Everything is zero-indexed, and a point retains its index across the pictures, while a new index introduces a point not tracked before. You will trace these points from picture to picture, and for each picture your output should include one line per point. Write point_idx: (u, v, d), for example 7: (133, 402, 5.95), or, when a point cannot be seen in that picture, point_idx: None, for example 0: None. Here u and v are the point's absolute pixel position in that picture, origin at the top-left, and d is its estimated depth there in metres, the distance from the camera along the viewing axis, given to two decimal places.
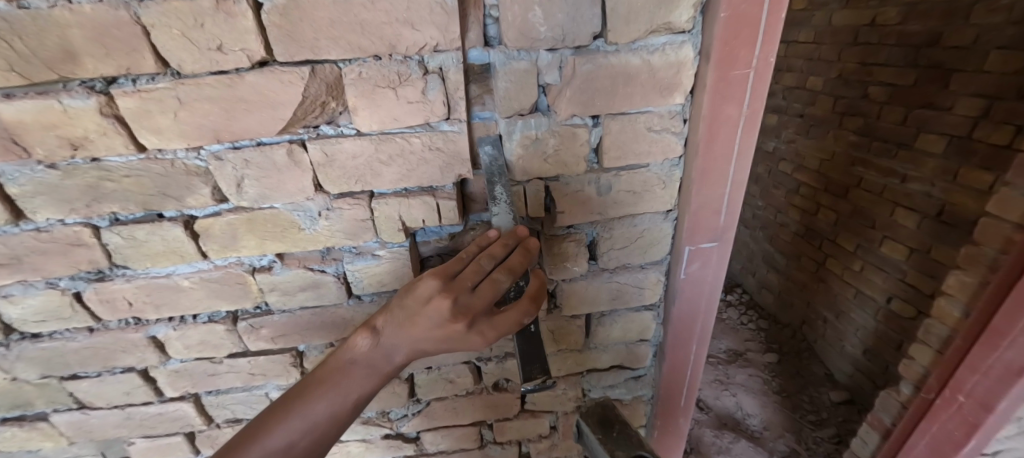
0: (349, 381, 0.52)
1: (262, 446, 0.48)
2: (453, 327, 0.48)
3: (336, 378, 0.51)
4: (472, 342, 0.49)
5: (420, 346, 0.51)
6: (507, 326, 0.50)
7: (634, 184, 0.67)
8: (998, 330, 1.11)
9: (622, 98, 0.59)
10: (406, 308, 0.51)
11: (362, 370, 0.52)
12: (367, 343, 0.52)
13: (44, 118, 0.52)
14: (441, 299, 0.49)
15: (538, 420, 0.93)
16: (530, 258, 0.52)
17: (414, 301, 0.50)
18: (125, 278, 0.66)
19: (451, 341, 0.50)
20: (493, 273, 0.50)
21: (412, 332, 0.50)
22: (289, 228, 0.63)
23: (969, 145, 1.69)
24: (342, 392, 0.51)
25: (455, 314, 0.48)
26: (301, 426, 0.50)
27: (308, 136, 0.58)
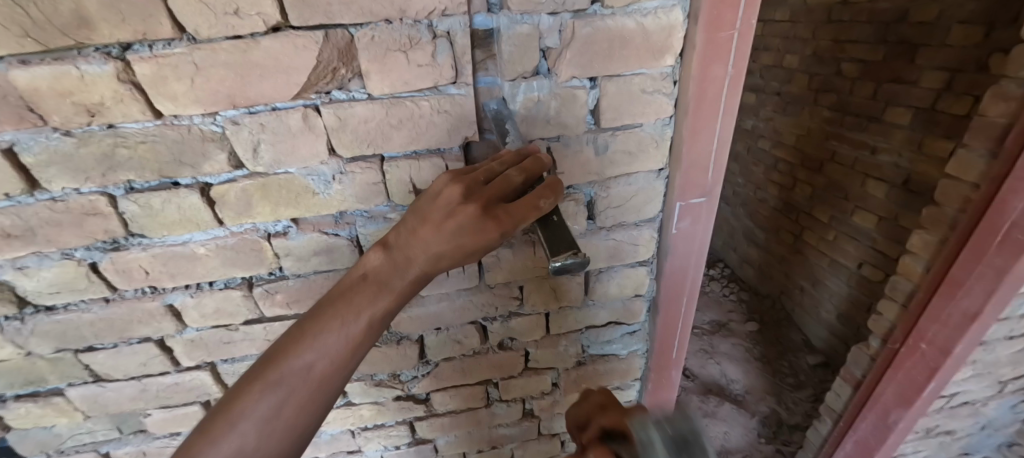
0: (362, 299, 0.51)
1: (279, 367, 0.48)
2: (467, 211, 0.49)
3: (350, 295, 0.51)
4: (486, 227, 0.48)
5: (434, 247, 0.51)
6: (522, 212, 0.49)
7: (629, 143, 0.71)
8: (955, 280, 1.22)
9: (618, 60, 0.63)
10: (420, 213, 0.53)
11: (376, 285, 0.52)
12: (379, 258, 0.53)
13: (60, 85, 0.53)
14: (454, 189, 0.51)
15: (540, 377, 0.99)
16: (541, 163, 0.54)
17: (429, 204, 0.53)
18: (141, 247, 0.67)
19: (465, 231, 0.49)
20: (506, 172, 0.52)
21: (426, 231, 0.51)
22: (303, 194, 0.66)
23: (933, 116, 1.79)
24: (355, 312, 0.50)
25: (468, 200, 0.50)
26: (317, 346, 0.49)
27: (320, 102, 0.60)
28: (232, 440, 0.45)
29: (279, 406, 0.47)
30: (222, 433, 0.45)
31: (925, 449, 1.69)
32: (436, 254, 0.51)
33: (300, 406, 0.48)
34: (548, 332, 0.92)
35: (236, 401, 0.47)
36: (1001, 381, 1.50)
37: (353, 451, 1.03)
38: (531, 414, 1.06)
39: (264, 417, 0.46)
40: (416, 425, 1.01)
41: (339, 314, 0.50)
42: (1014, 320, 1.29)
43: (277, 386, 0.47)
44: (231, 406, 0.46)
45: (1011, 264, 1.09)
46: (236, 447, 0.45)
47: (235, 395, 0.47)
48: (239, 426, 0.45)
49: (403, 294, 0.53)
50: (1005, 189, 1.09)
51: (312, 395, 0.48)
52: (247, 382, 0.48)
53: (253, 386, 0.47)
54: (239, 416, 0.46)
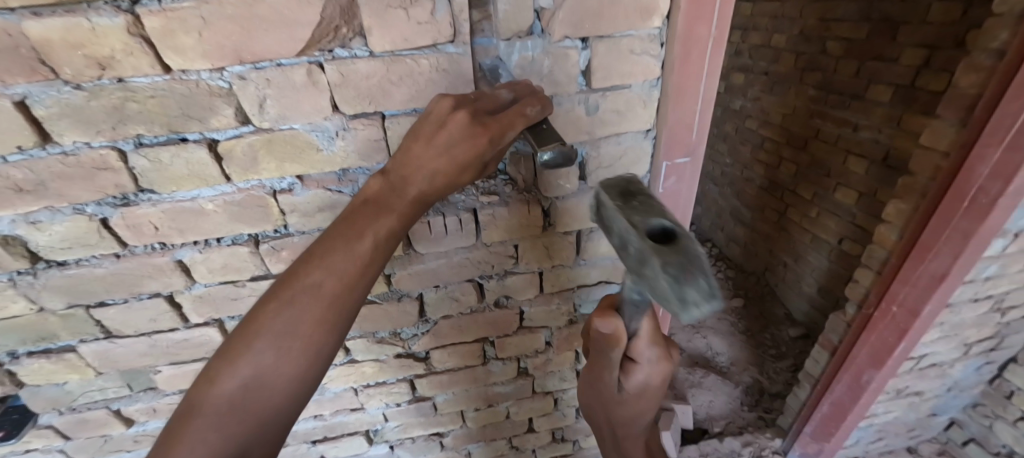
0: (366, 222, 0.54)
1: (293, 286, 0.52)
2: (460, 121, 0.53)
3: (353, 219, 0.55)
4: (477, 133, 0.53)
5: (430, 163, 0.55)
6: (510, 121, 0.54)
7: (619, 103, 0.75)
8: (924, 244, 1.29)
9: (608, 21, 0.66)
10: (412, 132, 0.57)
11: (378, 207, 0.55)
12: (379, 183, 0.57)
13: (72, 37, 0.55)
14: (444, 105, 0.56)
15: (534, 335, 1.04)
16: (523, 90, 0.61)
17: (421, 123, 0.57)
18: (150, 203, 0.70)
19: (457, 140, 0.53)
20: (493, 95, 0.58)
21: (421, 147, 0.56)
22: (308, 150, 0.69)
23: (912, 93, 1.85)
24: (360, 233, 0.54)
25: (458, 112, 0.54)
26: (324, 267, 0.52)
27: (323, 59, 0.62)
28: (255, 354, 0.50)
29: (294, 325, 0.51)
30: (246, 347, 0.51)
31: (895, 409, 1.79)
32: (433, 172, 0.55)
33: (314, 324, 0.52)
34: (541, 290, 0.96)
35: (258, 321, 0.52)
36: (967, 343, 1.59)
37: (356, 409, 1.07)
38: (525, 372, 1.11)
39: (281, 334, 0.51)
40: (416, 383, 1.06)
41: (343, 236, 0.54)
42: (979, 283, 1.37)
43: (291, 304, 0.51)
44: (251, 325, 0.52)
45: (976, 226, 1.17)
46: (259, 360, 0.50)
47: (253, 315, 0.52)
48: (259, 342, 0.51)
49: (406, 215, 0.56)
50: (971, 156, 1.16)
51: (323, 312, 0.52)
52: (263, 304, 0.53)
53: (269, 307, 0.52)
54: (258, 334, 0.51)
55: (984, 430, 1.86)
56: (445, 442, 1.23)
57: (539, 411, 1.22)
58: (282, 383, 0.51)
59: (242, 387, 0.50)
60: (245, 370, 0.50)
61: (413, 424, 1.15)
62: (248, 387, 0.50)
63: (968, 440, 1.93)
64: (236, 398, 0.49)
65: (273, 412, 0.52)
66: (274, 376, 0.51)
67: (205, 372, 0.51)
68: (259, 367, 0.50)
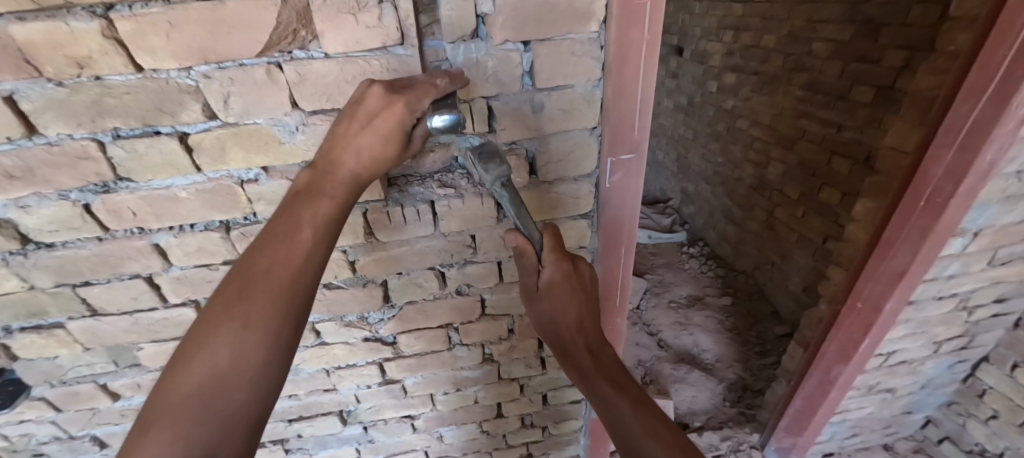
0: (302, 209, 0.60)
1: (241, 279, 0.57)
2: (381, 102, 0.61)
3: (289, 209, 0.61)
4: (397, 109, 0.60)
5: (360, 139, 0.62)
6: (423, 97, 0.63)
7: (563, 102, 0.80)
8: (886, 242, 1.33)
9: (547, 25, 0.71)
10: (337, 123, 0.63)
11: (311, 193, 0.61)
12: (309, 175, 0.63)
13: (51, 39, 0.61)
14: (376, 86, 0.62)
15: (497, 323, 1.09)
16: (437, 73, 0.69)
17: (345, 113, 0.63)
18: (129, 190, 0.76)
19: (381, 120, 0.60)
20: (409, 81, 0.66)
21: (352, 117, 0.62)
22: (271, 142, 0.75)
23: (892, 94, 1.87)
24: (298, 221, 0.60)
25: (388, 94, 0.62)
26: (269, 256, 0.58)
27: (282, 60, 0.68)
28: (213, 350, 0.54)
29: (249, 316, 0.55)
30: (204, 344, 0.54)
31: (868, 406, 1.83)
32: (360, 153, 0.62)
33: (267, 311, 0.56)
34: (501, 279, 1.02)
35: (212, 317, 0.56)
36: (936, 341, 1.63)
37: (329, 389, 1.14)
38: (490, 358, 1.17)
39: (237, 325, 0.55)
40: (385, 366, 1.12)
41: (281, 225, 0.60)
42: (943, 282, 1.40)
43: (242, 295, 0.56)
44: (209, 327, 0.56)
45: (932, 225, 1.20)
46: (218, 357, 0.54)
47: (208, 317, 0.56)
48: (218, 338, 0.54)
49: (340, 197, 0.62)
50: (927, 157, 1.20)
51: (273, 296, 0.57)
52: (217, 304, 0.57)
53: (223, 304, 0.57)
54: (216, 331, 0.55)
55: (958, 428, 1.88)
56: (417, 425, 1.29)
57: (506, 396, 1.27)
58: (245, 374, 0.54)
59: (205, 384, 0.52)
60: (205, 365, 0.53)
61: (386, 406, 1.21)
62: (210, 379, 0.53)
63: (943, 438, 1.96)
64: (200, 394, 0.52)
65: (238, 406, 0.53)
66: (236, 369, 0.54)
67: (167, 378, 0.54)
68: (220, 361, 0.53)
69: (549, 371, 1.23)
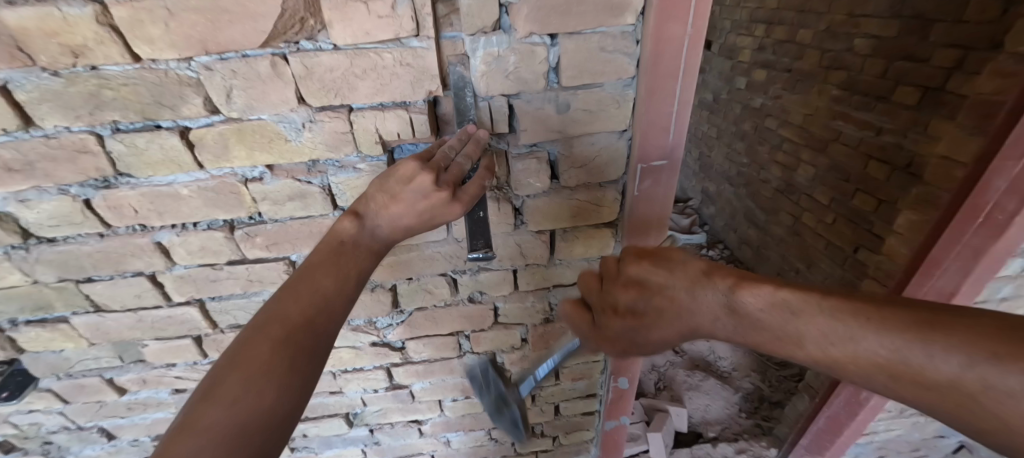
0: (351, 256, 0.60)
1: (281, 319, 0.54)
2: (438, 194, 0.58)
3: (328, 253, 0.59)
4: (453, 206, 0.59)
5: (403, 211, 0.60)
6: (474, 193, 0.63)
7: (591, 102, 0.73)
8: (932, 259, 1.24)
9: (576, 17, 0.65)
10: (387, 187, 0.61)
11: (356, 247, 0.60)
12: (351, 222, 0.61)
13: (43, 26, 0.57)
14: (424, 175, 0.58)
15: (510, 332, 1.04)
16: (483, 147, 0.66)
17: (397, 181, 0.60)
18: (130, 187, 0.73)
19: (435, 209, 0.59)
20: (458, 160, 0.62)
21: (395, 210, 0.60)
22: (276, 140, 0.70)
23: (940, 95, 1.71)
24: (347, 268, 0.59)
25: (439, 185, 0.58)
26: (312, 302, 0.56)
27: (289, 51, 0.63)
28: (244, 396, 0.47)
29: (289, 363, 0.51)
30: (233, 382, 0.48)
31: (898, 428, 1.75)
32: (405, 226, 0.61)
33: (306, 359, 0.52)
34: (516, 287, 0.96)
35: (243, 355, 0.50)
36: None
37: (335, 392, 1.11)
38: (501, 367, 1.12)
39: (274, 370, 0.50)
40: (393, 371, 1.08)
41: (326, 272, 0.58)
42: (990, 303, 1.31)
43: (282, 335, 0.52)
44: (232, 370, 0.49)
45: (988, 243, 1.12)
46: (248, 400, 0.47)
47: (229, 363, 0.50)
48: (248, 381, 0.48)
49: (379, 254, 0.63)
50: (989, 168, 1.09)
51: (315, 347, 0.54)
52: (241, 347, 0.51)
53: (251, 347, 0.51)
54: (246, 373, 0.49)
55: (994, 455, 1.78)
56: (424, 430, 1.25)
57: None
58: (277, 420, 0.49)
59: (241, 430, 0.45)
60: (233, 405, 0.47)
61: (392, 410, 1.17)
62: (243, 417, 0.46)
63: None
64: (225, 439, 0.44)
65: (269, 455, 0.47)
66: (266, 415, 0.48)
67: (178, 423, 0.46)
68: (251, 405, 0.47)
69: (562, 381, 1.18)
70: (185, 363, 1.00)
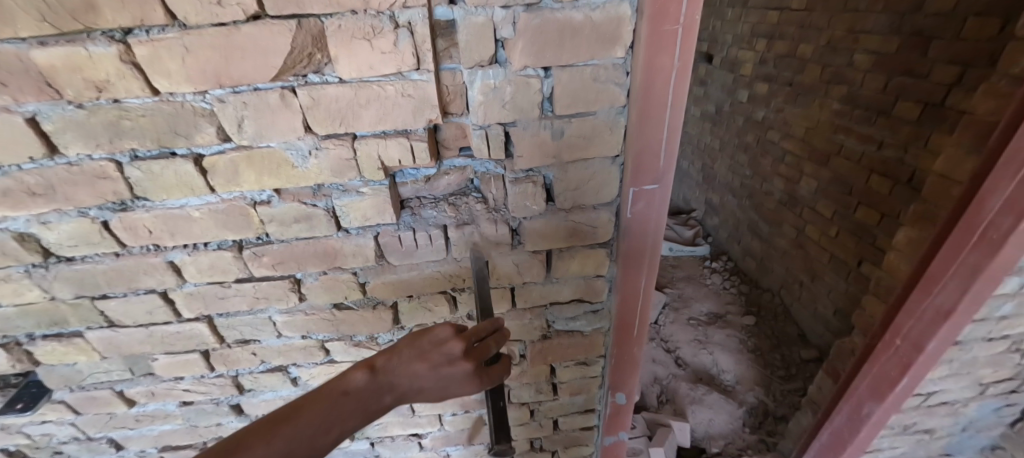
0: (365, 400, 0.55)
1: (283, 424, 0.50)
2: (463, 365, 0.58)
3: (350, 392, 0.55)
4: (473, 383, 0.59)
5: (428, 395, 0.58)
6: (494, 377, 0.61)
7: (584, 130, 0.76)
8: (932, 276, 1.25)
9: (569, 51, 0.68)
10: (420, 348, 0.60)
11: (377, 395, 0.56)
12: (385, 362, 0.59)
13: (70, 63, 0.61)
14: (455, 342, 0.60)
15: (508, 348, 1.07)
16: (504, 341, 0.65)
17: (430, 343, 0.60)
18: (145, 209, 0.77)
19: (454, 383, 0.58)
20: (485, 337, 0.63)
21: (418, 372, 0.58)
22: (283, 165, 0.74)
23: (942, 111, 1.73)
24: (357, 409, 0.54)
25: (466, 355, 0.59)
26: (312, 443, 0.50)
27: (297, 84, 0.67)
28: None
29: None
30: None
31: (901, 445, 1.75)
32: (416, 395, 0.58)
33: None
34: (514, 305, 0.99)
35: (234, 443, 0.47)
36: (982, 383, 1.55)
37: None
38: (500, 383, 1.14)
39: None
40: None
41: (341, 412, 0.53)
42: (991, 321, 1.32)
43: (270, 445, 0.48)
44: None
45: (985, 262, 1.13)
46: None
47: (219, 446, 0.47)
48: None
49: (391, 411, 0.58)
50: (985, 187, 1.11)
51: None
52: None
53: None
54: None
55: None
56: (424, 443, 1.27)
57: (515, 420, 1.24)
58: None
59: None
60: None
61: (393, 424, 1.19)
62: None
63: None
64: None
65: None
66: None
67: None
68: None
69: (560, 397, 1.20)
70: (192, 377, 1.03)
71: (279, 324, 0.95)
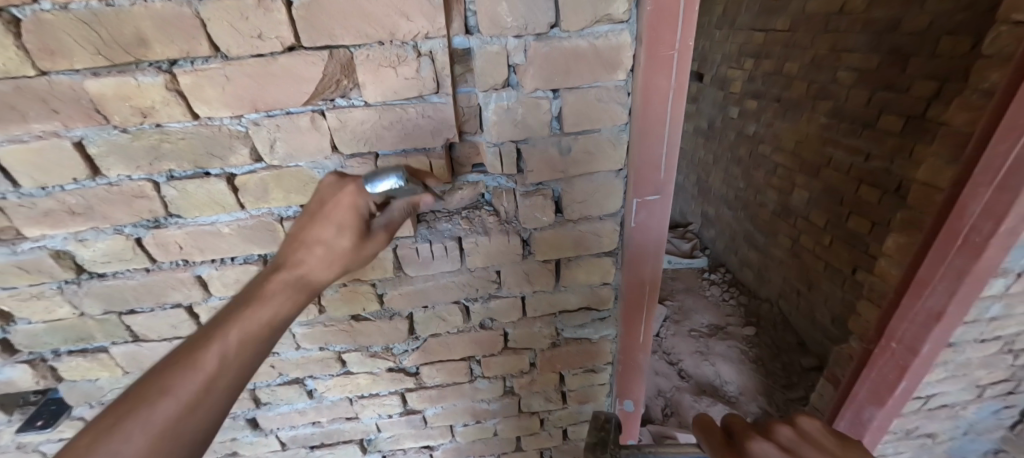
0: (279, 296, 0.62)
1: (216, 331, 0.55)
2: (351, 201, 0.66)
3: (274, 298, 0.61)
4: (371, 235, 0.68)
5: (333, 265, 0.66)
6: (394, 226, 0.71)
7: (590, 146, 0.82)
8: (921, 280, 1.31)
9: (575, 75, 0.74)
10: (314, 215, 0.68)
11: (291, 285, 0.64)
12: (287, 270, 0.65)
13: (119, 92, 0.67)
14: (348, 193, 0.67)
15: (518, 356, 1.10)
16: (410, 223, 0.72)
17: (318, 208, 0.68)
18: (177, 226, 0.81)
19: (349, 243, 0.67)
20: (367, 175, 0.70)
21: (310, 258, 0.66)
22: (310, 183, 0.79)
23: (923, 123, 1.81)
24: (275, 301, 0.61)
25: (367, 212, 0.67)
26: (251, 347, 0.56)
27: (325, 107, 0.73)
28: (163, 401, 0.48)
29: (205, 429, 0.50)
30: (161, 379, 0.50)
31: (905, 450, 1.77)
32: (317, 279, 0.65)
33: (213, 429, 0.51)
34: (524, 313, 1.03)
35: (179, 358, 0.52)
36: (979, 385, 1.59)
37: (351, 417, 1.15)
38: (510, 392, 1.17)
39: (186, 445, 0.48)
40: (407, 396, 1.13)
41: (262, 305, 0.60)
42: (982, 323, 1.38)
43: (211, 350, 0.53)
44: (129, 439, 0.45)
45: (970, 265, 1.18)
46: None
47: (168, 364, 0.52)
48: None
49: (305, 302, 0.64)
50: (965, 194, 1.17)
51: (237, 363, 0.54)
52: (152, 399, 0.48)
53: (166, 400, 0.48)
54: (152, 442, 0.46)
55: None
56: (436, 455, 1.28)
57: (525, 430, 1.26)
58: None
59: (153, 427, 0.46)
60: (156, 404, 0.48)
61: (405, 436, 1.21)
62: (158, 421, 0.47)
63: None
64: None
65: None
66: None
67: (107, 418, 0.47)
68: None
69: (569, 406, 1.23)
70: None
71: (298, 336, 0.99)
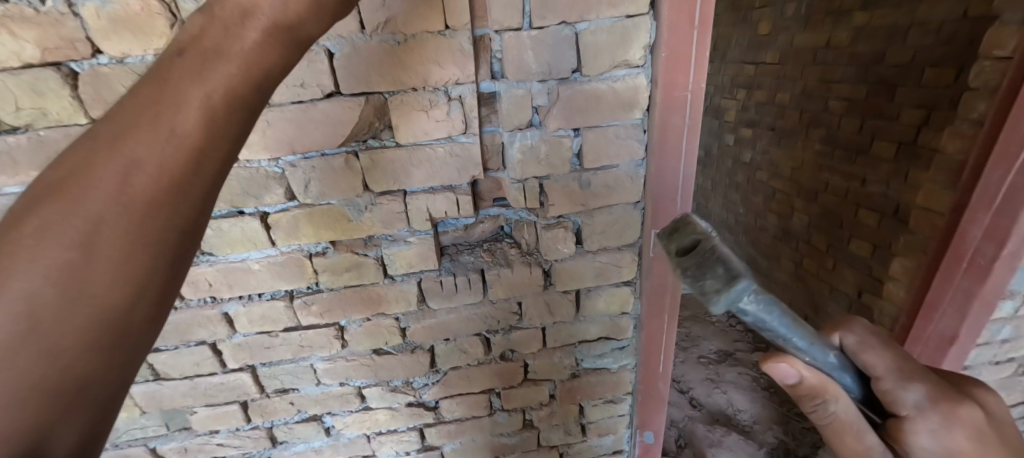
0: (218, 62, 0.39)
1: (151, 103, 0.38)
2: None
3: (221, 63, 0.39)
4: None
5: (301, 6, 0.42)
6: None
7: (609, 180, 0.85)
8: (930, 304, 1.33)
9: (595, 115, 0.79)
10: None
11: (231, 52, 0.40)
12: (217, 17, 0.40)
13: None
14: None
15: (538, 388, 1.10)
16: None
17: None
18: (208, 263, 0.83)
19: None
20: None
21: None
22: (340, 219, 0.81)
23: (915, 149, 1.86)
24: (212, 69, 0.39)
25: None
26: (220, 125, 0.40)
27: (358, 148, 0.76)
28: (100, 191, 0.36)
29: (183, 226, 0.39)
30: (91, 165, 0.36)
31: None
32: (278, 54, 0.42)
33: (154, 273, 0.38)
34: (545, 344, 1.04)
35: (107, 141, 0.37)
36: None
37: (368, 455, 1.13)
38: (530, 425, 1.16)
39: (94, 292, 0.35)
40: (425, 431, 1.11)
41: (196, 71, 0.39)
42: (995, 345, 1.39)
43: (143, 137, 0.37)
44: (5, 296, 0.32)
45: (978, 287, 1.21)
46: (43, 379, 0.32)
47: (94, 145, 0.37)
48: (115, 284, 0.35)
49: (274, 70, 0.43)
50: (966, 218, 1.21)
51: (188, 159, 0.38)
52: (90, 183, 0.36)
53: (114, 185, 0.36)
54: (120, 253, 0.36)
55: None
56: None
57: None
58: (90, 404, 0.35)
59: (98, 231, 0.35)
60: (89, 202, 0.36)
61: None
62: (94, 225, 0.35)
63: None
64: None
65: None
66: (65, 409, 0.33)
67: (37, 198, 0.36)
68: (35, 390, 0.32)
69: (589, 438, 1.21)
70: (228, 430, 1.04)
71: (320, 372, 0.98)
